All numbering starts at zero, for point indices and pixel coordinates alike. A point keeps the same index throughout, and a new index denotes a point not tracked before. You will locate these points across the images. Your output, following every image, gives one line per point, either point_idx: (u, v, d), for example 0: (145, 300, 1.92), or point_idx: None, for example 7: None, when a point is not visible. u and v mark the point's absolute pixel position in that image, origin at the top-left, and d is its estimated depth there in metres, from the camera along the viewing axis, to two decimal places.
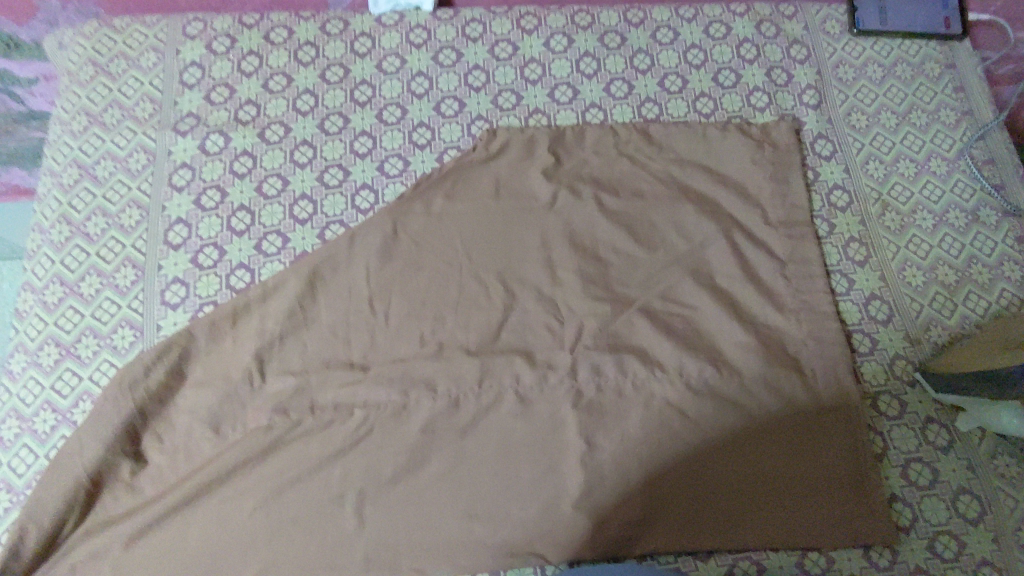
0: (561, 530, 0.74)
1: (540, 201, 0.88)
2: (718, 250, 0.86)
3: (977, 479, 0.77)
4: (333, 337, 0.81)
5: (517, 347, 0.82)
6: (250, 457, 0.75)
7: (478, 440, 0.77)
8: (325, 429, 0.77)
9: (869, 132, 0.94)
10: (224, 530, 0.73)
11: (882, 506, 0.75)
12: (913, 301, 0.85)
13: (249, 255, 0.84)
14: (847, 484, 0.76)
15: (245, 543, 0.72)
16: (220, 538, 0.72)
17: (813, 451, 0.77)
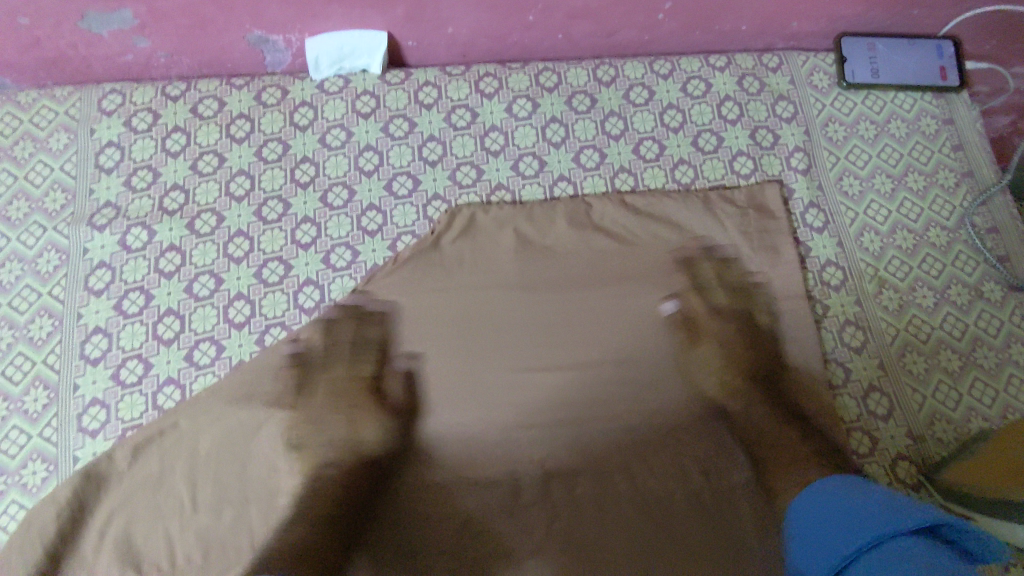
0: (508, 527, 0.72)
1: (507, 291, 0.79)
2: (701, 339, 0.79)
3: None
4: (275, 458, 0.72)
5: (482, 460, 0.75)
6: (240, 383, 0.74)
7: (444, 369, 0.76)
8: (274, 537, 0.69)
9: (862, 199, 0.86)
10: (202, 457, 0.72)
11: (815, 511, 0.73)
12: (915, 392, 0.78)
13: (179, 367, 0.75)
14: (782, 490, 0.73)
15: (220, 465, 0.71)
16: (211, 432, 0.72)
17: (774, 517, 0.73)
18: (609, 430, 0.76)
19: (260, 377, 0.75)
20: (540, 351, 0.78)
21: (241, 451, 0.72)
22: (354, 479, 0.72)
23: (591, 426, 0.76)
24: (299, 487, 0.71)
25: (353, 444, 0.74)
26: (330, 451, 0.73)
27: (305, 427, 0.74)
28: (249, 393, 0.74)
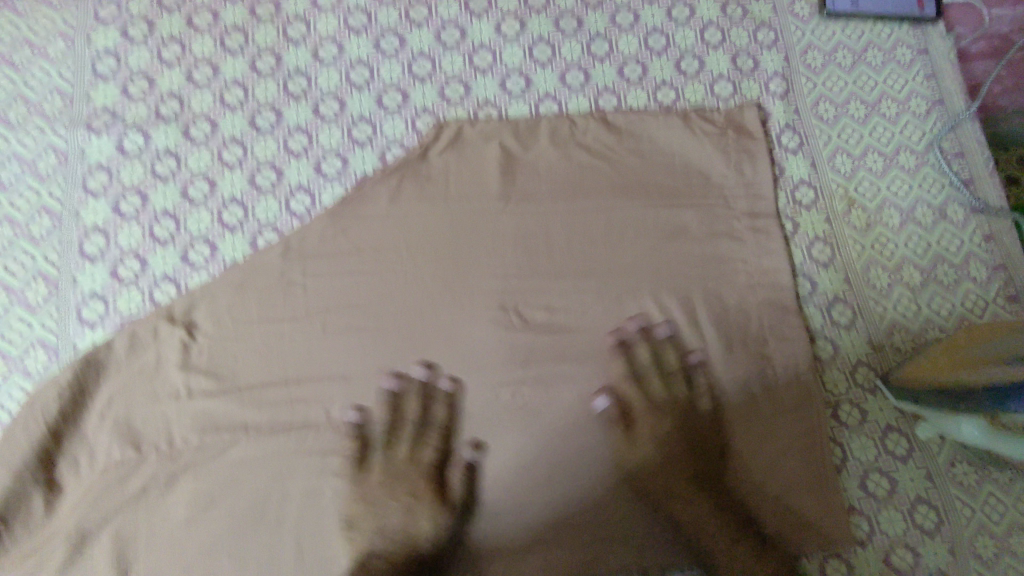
0: (488, 423, 0.75)
1: (492, 199, 0.82)
2: (679, 249, 0.83)
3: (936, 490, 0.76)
4: (267, 351, 0.76)
5: (463, 358, 0.77)
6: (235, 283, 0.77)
7: (428, 268, 0.79)
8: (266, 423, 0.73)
9: (837, 123, 0.90)
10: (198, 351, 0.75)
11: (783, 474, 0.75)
12: (877, 304, 0.82)
13: (174, 265, 0.78)
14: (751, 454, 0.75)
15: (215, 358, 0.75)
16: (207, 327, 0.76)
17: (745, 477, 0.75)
18: (588, 330, 0.79)
19: (253, 277, 0.78)
20: (521, 254, 0.81)
21: (235, 344, 0.76)
22: (344, 374, 0.76)
23: (569, 325, 0.79)
24: (291, 378, 0.75)
25: (340, 341, 0.77)
26: (318, 346, 0.76)
27: (295, 325, 0.77)
28: (243, 293, 0.77)
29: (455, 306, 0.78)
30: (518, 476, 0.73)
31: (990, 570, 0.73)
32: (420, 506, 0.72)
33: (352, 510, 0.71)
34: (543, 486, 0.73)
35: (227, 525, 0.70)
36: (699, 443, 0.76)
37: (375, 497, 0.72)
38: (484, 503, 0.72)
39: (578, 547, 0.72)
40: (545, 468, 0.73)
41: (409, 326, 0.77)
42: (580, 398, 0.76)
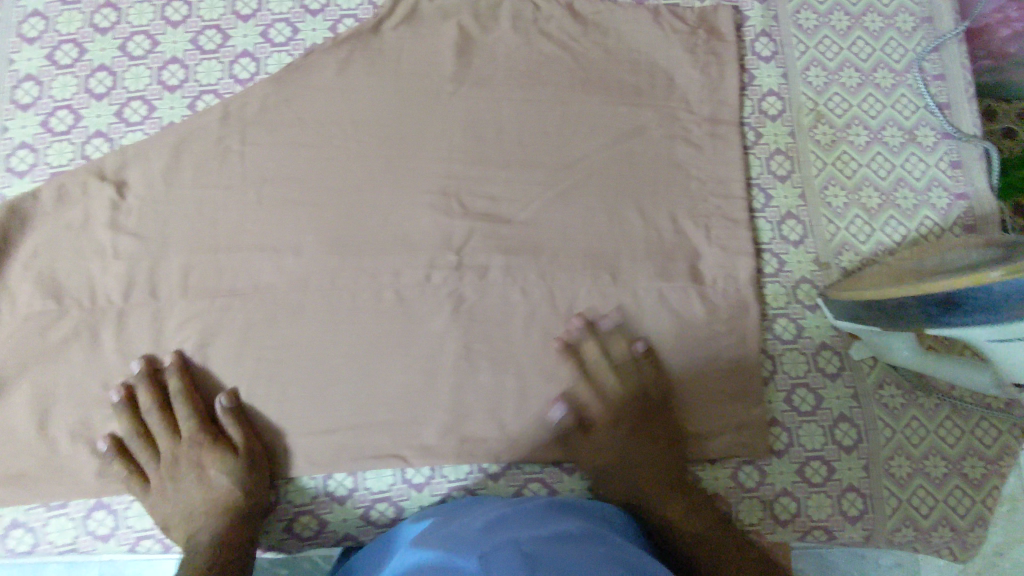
0: (417, 307, 0.74)
1: (443, 82, 0.79)
2: (633, 148, 0.79)
3: (861, 409, 0.75)
4: (198, 217, 0.74)
5: (399, 239, 0.75)
6: (168, 144, 0.75)
7: (370, 146, 0.77)
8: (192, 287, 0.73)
9: (816, 34, 0.85)
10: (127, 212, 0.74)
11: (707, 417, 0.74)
12: (830, 224, 0.80)
13: (109, 122, 0.76)
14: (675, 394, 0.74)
15: (145, 217, 0.74)
16: (138, 187, 0.74)
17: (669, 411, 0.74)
18: (527, 223, 0.77)
19: (189, 141, 0.76)
20: (468, 141, 0.78)
21: (165, 207, 0.74)
22: (274, 245, 0.74)
23: (509, 215, 0.77)
24: (219, 244, 0.74)
25: (271, 212, 0.75)
26: (250, 216, 0.74)
27: (229, 193, 0.75)
28: (176, 154, 0.75)
29: (394, 188, 0.76)
30: (443, 360, 0.73)
31: (896, 488, 0.74)
32: (340, 379, 0.72)
33: (274, 377, 0.72)
34: (461, 372, 0.73)
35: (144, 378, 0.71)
36: (627, 343, 0.75)
37: (296, 371, 0.72)
38: (405, 382, 0.73)
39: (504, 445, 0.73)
40: (465, 360, 0.73)
41: (344, 203, 0.75)
42: (506, 297, 0.75)
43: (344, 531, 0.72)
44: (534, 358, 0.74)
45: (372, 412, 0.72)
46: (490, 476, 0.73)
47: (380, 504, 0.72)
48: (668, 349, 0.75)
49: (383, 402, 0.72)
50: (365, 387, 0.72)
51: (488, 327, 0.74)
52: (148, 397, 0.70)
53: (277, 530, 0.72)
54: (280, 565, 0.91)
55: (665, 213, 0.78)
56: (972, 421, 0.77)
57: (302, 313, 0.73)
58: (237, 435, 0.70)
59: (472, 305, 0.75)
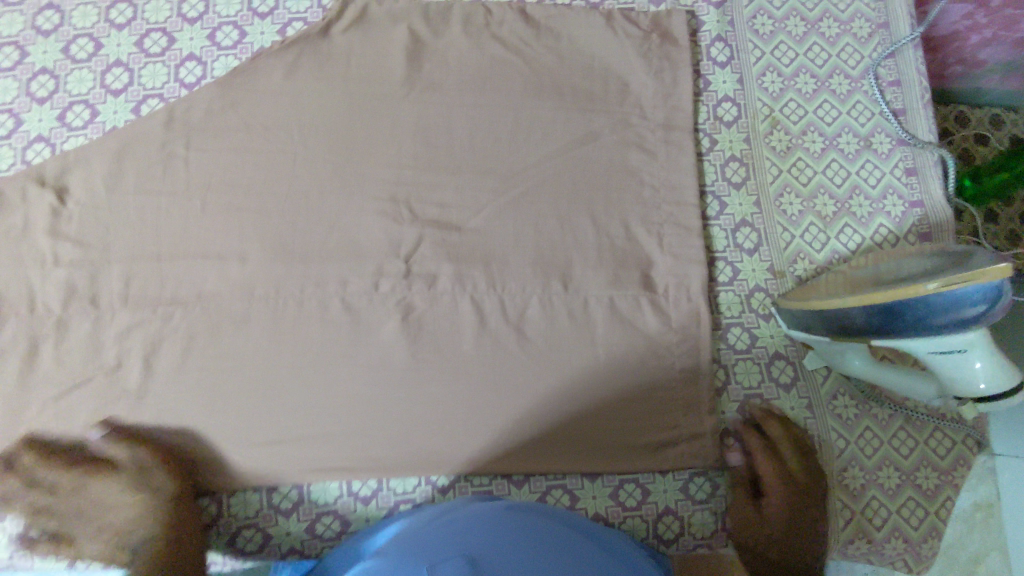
0: (364, 316, 0.73)
1: (393, 86, 0.78)
2: (586, 155, 0.78)
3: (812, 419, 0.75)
4: (141, 224, 0.73)
5: (347, 247, 0.74)
6: (110, 149, 0.74)
7: (318, 152, 0.76)
8: (133, 296, 0.71)
9: (772, 40, 0.84)
10: (67, 220, 0.72)
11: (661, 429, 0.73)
12: (784, 231, 0.80)
13: (50, 126, 0.75)
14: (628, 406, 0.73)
15: (86, 225, 0.72)
16: (79, 194, 0.73)
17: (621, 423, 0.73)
18: (478, 230, 0.76)
19: (132, 146, 0.74)
20: (419, 147, 0.77)
21: (106, 214, 0.73)
22: (219, 253, 0.73)
23: (459, 223, 0.76)
24: (163, 252, 0.72)
25: (216, 219, 0.73)
26: (195, 223, 0.73)
27: (173, 200, 0.73)
28: (118, 159, 0.74)
29: (342, 194, 0.75)
30: (390, 369, 0.72)
31: (850, 499, 0.73)
32: (283, 389, 0.71)
33: (216, 388, 0.70)
34: (410, 381, 0.72)
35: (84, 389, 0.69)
36: (578, 354, 0.73)
37: (241, 381, 0.71)
38: (351, 392, 0.71)
39: (452, 460, 0.71)
40: (413, 370, 0.72)
41: (291, 210, 0.74)
42: (456, 306, 0.74)
43: (289, 546, 0.70)
44: (485, 367, 0.72)
45: (316, 423, 0.71)
46: (438, 490, 0.72)
47: (326, 518, 0.71)
48: (621, 358, 0.74)
49: (328, 411, 0.71)
50: (309, 396, 0.71)
51: (437, 335, 0.73)
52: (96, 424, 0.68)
53: (219, 544, 0.70)
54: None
55: (619, 220, 0.77)
56: (927, 431, 0.76)
57: (247, 323, 0.72)
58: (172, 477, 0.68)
59: (422, 314, 0.73)
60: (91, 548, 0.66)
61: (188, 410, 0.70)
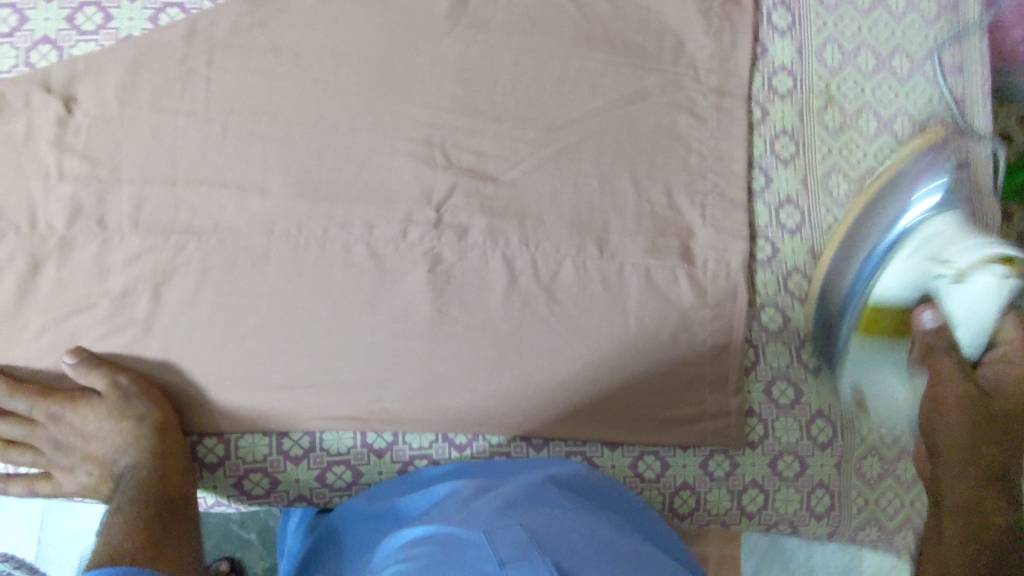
0: (389, 264, 0.69)
1: (436, 19, 0.72)
2: (635, 114, 0.74)
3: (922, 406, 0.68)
4: (155, 144, 0.67)
5: (376, 189, 0.69)
6: (125, 58, 0.68)
7: (351, 83, 0.70)
8: (143, 222, 0.66)
9: (836, 10, 0.80)
10: (73, 132, 0.66)
11: (687, 406, 0.72)
12: (829, 214, 0.77)
13: (58, 27, 0.68)
14: (655, 380, 0.71)
15: (94, 139, 0.67)
16: (88, 104, 0.67)
17: (646, 396, 0.71)
18: (515, 184, 0.71)
19: (148, 57, 0.68)
20: (458, 89, 0.72)
21: (117, 129, 0.67)
22: (238, 183, 0.68)
23: (495, 174, 0.71)
24: (176, 176, 0.67)
25: (236, 146, 0.68)
26: (213, 149, 0.68)
27: (191, 122, 0.68)
28: (133, 71, 0.68)
29: (374, 132, 0.70)
30: (414, 322, 0.68)
31: (865, 487, 0.74)
32: (301, 333, 0.67)
33: (229, 326, 0.66)
34: (433, 336, 0.68)
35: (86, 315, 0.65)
36: (610, 322, 0.70)
37: (255, 322, 0.66)
38: (370, 342, 0.68)
39: (472, 419, 0.69)
40: (438, 325, 0.68)
41: (318, 143, 0.69)
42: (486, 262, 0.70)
43: (297, 493, 0.69)
44: (512, 328, 0.69)
45: (333, 371, 0.67)
46: (455, 447, 0.70)
47: (337, 468, 0.69)
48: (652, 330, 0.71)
49: (346, 361, 0.67)
50: (327, 343, 0.67)
51: (465, 290, 0.69)
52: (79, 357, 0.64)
53: (225, 485, 0.69)
54: (248, 530, 0.89)
55: (662, 187, 0.73)
56: None
57: (265, 261, 0.67)
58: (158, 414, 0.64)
59: (450, 267, 0.69)
60: (82, 475, 0.65)
61: (197, 348, 0.66)
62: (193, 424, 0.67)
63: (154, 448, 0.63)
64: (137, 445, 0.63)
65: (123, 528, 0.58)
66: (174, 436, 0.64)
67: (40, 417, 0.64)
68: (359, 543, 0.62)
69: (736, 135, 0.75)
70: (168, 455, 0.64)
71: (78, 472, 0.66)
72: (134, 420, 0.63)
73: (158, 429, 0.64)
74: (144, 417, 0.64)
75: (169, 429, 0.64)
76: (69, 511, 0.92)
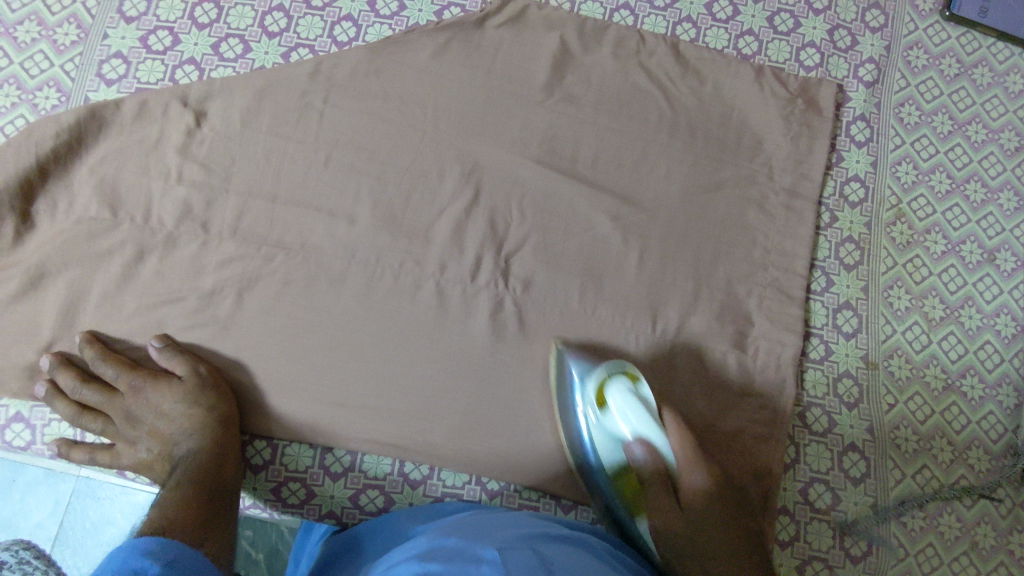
0: (453, 305, 0.72)
1: (533, 89, 0.78)
2: (708, 202, 0.77)
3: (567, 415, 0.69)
4: (265, 163, 0.74)
5: (453, 233, 0.74)
6: (253, 85, 0.76)
7: (445, 135, 0.76)
8: (241, 231, 0.73)
9: (915, 131, 0.83)
10: (197, 142, 0.74)
11: None
12: (887, 324, 0.77)
13: (203, 52, 0.77)
14: None
15: (212, 151, 0.74)
16: (215, 121, 0.75)
17: None
18: (582, 248, 0.75)
19: (273, 87, 0.76)
20: (544, 154, 0.77)
21: (235, 146, 0.74)
22: (330, 209, 0.74)
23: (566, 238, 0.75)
24: (277, 194, 0.74)
25: (335, 175, 0.74)
26: (314, 175, 0.74)
27: (299, 149, 0.75)
28: (259, 97, 0.76)
29: (460, 182, 0.75)
30: (467, 362, 0.71)
31: None
32: (361, 356, 0.71)
33: (299, 337, 0.71)
34: (483, 379, 0.71)
35: (177, 307, 0.71)
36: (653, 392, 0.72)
37: (322, 339, 0.71)
38: (424, 375, 0.71)
39: (508, 468, 0.71)
40: (490, 370, 0.71)
41: (408, 184, 0.75)
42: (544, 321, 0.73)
43: (328, 509, 0.71)
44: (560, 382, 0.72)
45: (385, 396, 0.70)
46: (487, 492, 0.72)
47: (370, 491, 0.71)
48: (695, 408, 0.72)
49: (399, 390, 0.71)
50: (383, 368, 0.71)
51: (521, 340, 0.72)
52: (165, 345, 0.70)
53: (264, 489, 0.71)
54: (257, 549, 0.81)
55: (724, 273, 0.75)
56: (990, 563, 0.72)
57: (342, 283, 0.72)
58: (222, 407, 0.68)
59: (510, 315, 0.73)
60: (143, 451, 0.69)
61: (266, 352, 0.71)
62: (250, 425, 0.71)
63: (215, 437, 0.67)
64: (199, 431, 0.67)
65: (176, 505, 0.60)
66: (233, 430, 0.69)
67: (122, 388, 0.69)
68: (372, 550, 0.63)
69: (803, 235, 0.77)
70: (227, 446, 0.68)
71: (139, 447, 0.69)
72: (204, 409, 0.68)
73: (222, 421, 0.68)
74: (211, 408, 0.68)
75: (230, 423, 0.69)
76: (97, 498, 0.88)
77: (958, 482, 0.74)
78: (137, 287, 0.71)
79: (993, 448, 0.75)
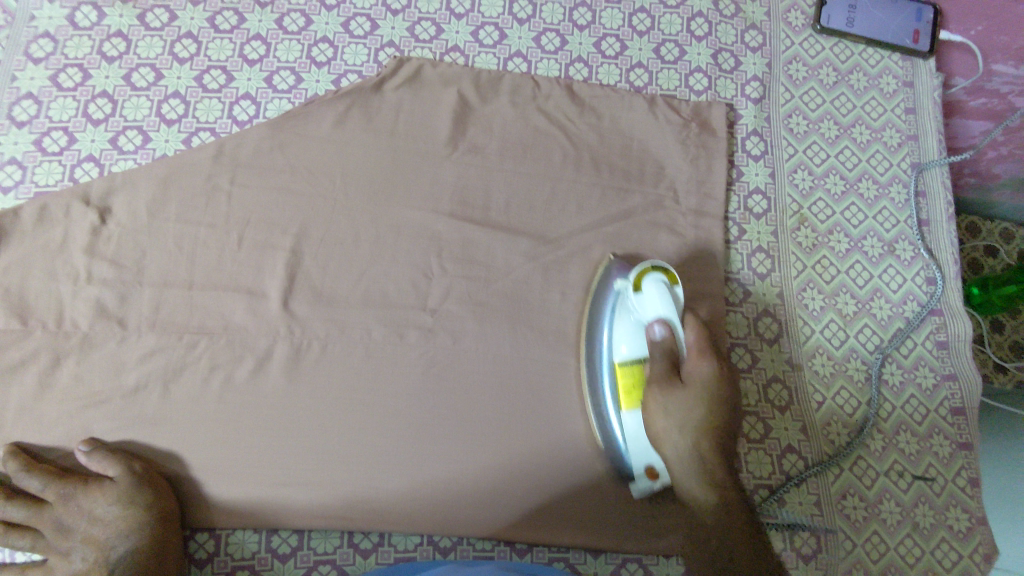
0: (387, 367, 0.73)
1: (438, 144, 0.80)
2: (621, 231, 0.79)
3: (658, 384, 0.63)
4: (176, 250, 0.74)
5: (375, 295, 0.75)
6: (157, 175, 0.75)
7: (355, 199, 0.77)
8: (159, 322, 0.72)
9: (805, 139, 0.88)
10: (103, 239, 0.73)
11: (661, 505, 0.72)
12: (805, 325, 0.81)
13: (102, 147, 0.77)
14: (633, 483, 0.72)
15: (121, 246, 0.73)
16: (121, 215, 0.74)
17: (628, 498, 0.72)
18: (505, 291, 0.76)
19: (177, 174, 0.76)
20: (457, 206, 0.78)
21: (144, 236, 0.74)
22: (249, 287, 0.73)
23: (487, 285, 0.76)
24: (191, 280, 0.73)
25: (247, 253, 0.74)
26: (226, 257, 0.74)
27: (211, 232, 0.75)
28: (163, 185, 0.75)
29: (376, 242, 0.76)
30: (404, 420, 0.71)
31: None
32: (299, 431, 0.70)
33: (231, 422, 0.70)
34: (429, 432, 0.71)
35: (100, 410, 0.70)
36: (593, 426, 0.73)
37: (257, 420, 0.70)
38: (363, 440, 0.71)
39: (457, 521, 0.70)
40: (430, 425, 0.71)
41: (324, 252, 0.75)
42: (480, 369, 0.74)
43: None
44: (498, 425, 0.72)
45: (327, 469, 0.70)
46: (439, 550, 0.72)
47: (322, 568, 0.70)
48: None
49: (342, 460, 0.70)
50: (342, 428, 0.71)
51: (456, 387, 0.73)
52: (91, 450, 0.68)
53: None
54: None
55: None
56: (933, 542, 0.74)
57: (269, 361, 0.72)
58: (161, 504, 0.67)
59: (443, 366, 0.73)
60: (77, 561, 0.66)
61: (200, 442, 0.70)
62: (192, 519, 0.69)
63: (154, 537, 0.66)
64: (138, 534, 0.65)
65: None
66: (173, 527, 0.67)
67: (50, 499, 0.67)
68: None
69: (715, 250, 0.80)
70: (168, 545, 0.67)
71: (74, 557, 0.66)
72: (142, 510, 0.66)
73: (161, 520, 0.66)
74: (148, 508, 0.66)
75: (170, 520, 0.67)
76: None
77: (892, 468, 0.77)
78: (57, 394, 0.69)
79: (920, 430, 0.79)
